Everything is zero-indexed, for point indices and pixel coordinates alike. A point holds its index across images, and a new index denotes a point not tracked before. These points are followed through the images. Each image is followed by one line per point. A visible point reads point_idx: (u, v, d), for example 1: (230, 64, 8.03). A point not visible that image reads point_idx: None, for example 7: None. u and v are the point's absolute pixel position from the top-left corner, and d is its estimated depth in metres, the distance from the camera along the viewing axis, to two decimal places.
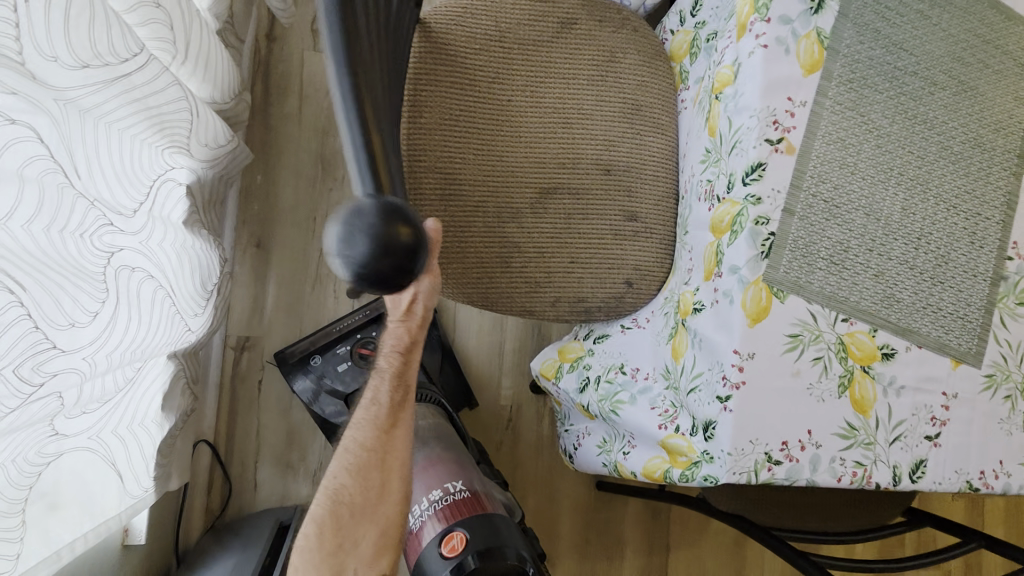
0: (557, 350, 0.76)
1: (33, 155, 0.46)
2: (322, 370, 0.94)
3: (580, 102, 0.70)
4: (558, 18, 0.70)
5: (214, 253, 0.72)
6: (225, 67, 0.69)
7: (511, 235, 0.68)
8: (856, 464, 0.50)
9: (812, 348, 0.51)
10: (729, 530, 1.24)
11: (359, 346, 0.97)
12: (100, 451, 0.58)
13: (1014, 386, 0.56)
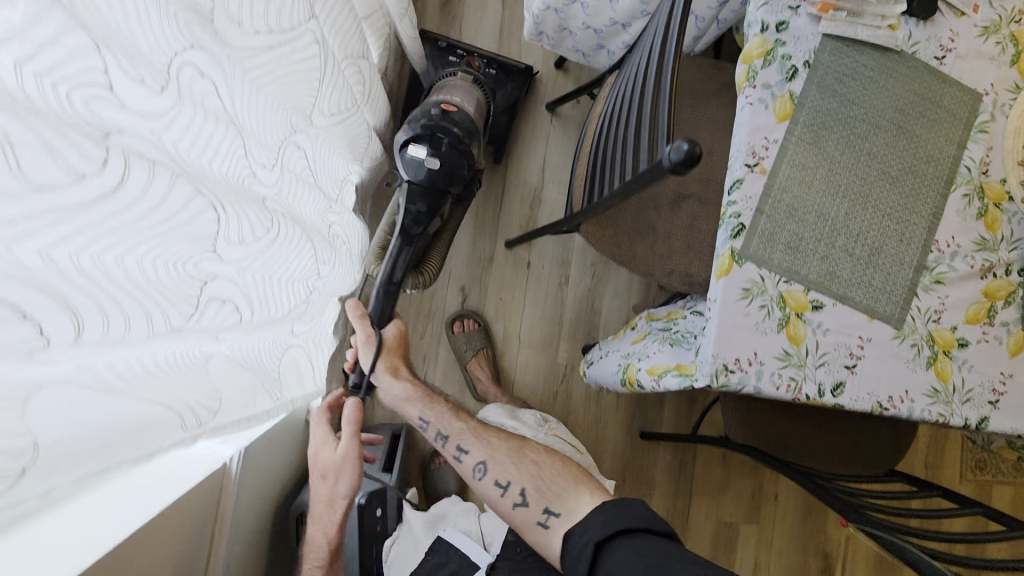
0: (666, 311, 1.10)
1: (298, 160, 0.77)
2: (433, 58, 1.24)
3: (715, 143, 1.04)
4: (720, 82, 1.05)
5: (361, 225, 1.08)
6: (379, 95, 1.04)
7: (652, 220, 1.04)
8: (790, 378, 0.77)
9: (759, 298, 0.77)
10: (746, 485, 1.48)
11: (465, 58, 1.25)
12: (303, 348, 0.91)
13: (920, 338, 0.81)
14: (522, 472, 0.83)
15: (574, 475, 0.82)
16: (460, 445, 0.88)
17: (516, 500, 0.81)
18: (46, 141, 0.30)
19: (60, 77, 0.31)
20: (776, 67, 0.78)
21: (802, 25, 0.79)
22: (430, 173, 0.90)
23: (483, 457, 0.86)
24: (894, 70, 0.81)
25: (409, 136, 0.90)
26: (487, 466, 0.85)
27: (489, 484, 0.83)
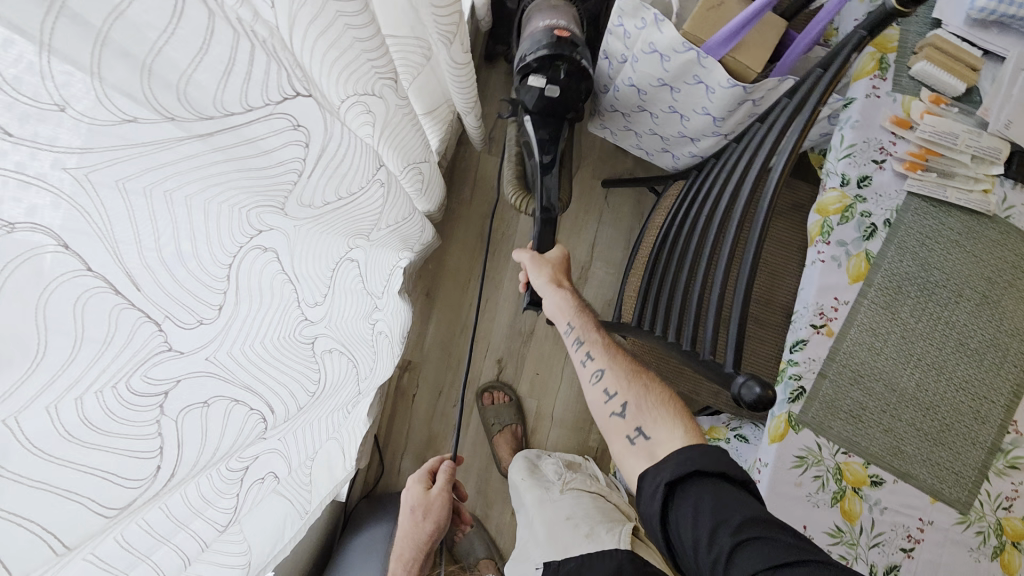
0: (707, 426, 1.07)
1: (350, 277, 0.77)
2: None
3: (777, 263, 1.00)
4: (789, 201, 1.01)
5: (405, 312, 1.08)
6: (436, 184, 1.04)
7: None
8: (840, 557, 0.72)
9: (814, 468, 0.73)
10: None
11: None
12: (337, 447, 0.92)
13: (987, 525, 0.74)
14: (637, 386, 0.65)
15: (682, 411, 0.62)
16: (588, 348, 0.71)
17: (616, 410, 0.64)
18: (100, 463, 0.30)
19: (123, 366, 0.32)
20: (854, 225, 0.75)
21: (887, 180, 0.75)
22: (551, 100, 0.90)
23: (606, 358, 0.69)
24: (983, 235, 0.76)
25: (530, 63, 0.87)
26: (602, 357, 0.69)
27: (598, 392, 0.67)
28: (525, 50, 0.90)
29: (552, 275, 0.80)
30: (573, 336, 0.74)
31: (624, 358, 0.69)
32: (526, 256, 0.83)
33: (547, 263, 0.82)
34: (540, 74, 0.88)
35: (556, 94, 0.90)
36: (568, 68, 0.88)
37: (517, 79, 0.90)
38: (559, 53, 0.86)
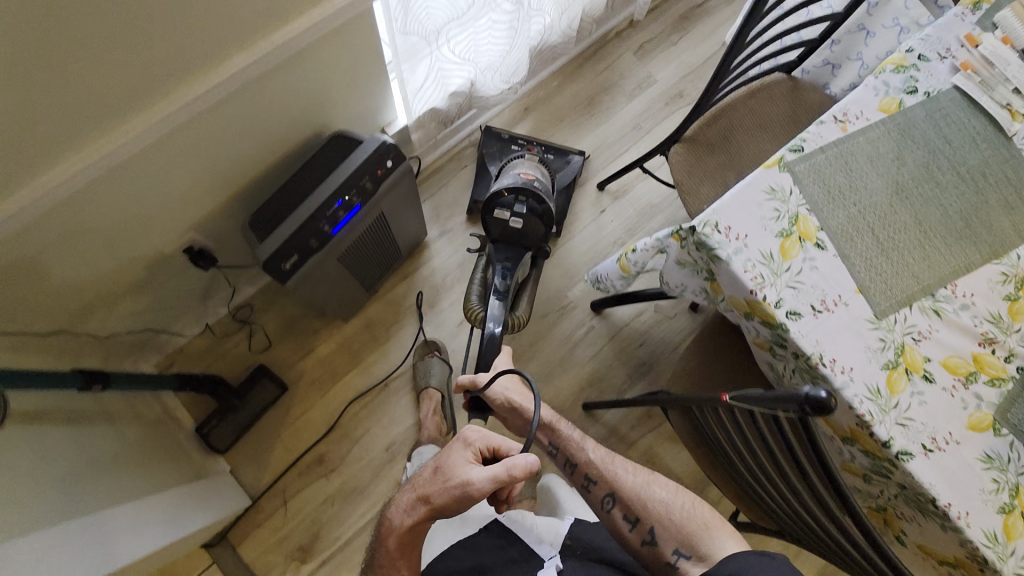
0: None
1: None
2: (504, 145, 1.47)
3: None
4: None
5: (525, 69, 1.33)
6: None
7: (727, 179, 1.14)
8: (759, 272, 0.82)
9: (778, 203, 0.84)
10: None
11: (524, 146, 1.47)
12: (434, 59, 1.15)
13: (892, 339, 0.81)
14: (650, 510, 0.82)
15: (711, 515, 0.80)
16: (590, 475, 0.89)
17: (644, 538, 0.80)
18: None
19: None
20: (900, 79, 0.92)
21: (941, 69, 0.93)
22: (512, 228, 1.16)
23: (613, 484, 0.86)
24: (996, 146, 0.90)
25: (498, 196, 1.14)
26: (602, 479, 0.87)
27: (619, 517, 0.84)
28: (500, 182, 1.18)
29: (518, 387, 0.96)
30: (572, 436, 0.93)
31: (623, 475, 0.86)
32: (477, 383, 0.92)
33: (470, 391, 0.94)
34: (504, 210, 1.14)
35: (519, 226, 1.15)
36: (526, 205, 1.15)
37: (487, 211, 1.15)
38: (522, 187, 1.13)
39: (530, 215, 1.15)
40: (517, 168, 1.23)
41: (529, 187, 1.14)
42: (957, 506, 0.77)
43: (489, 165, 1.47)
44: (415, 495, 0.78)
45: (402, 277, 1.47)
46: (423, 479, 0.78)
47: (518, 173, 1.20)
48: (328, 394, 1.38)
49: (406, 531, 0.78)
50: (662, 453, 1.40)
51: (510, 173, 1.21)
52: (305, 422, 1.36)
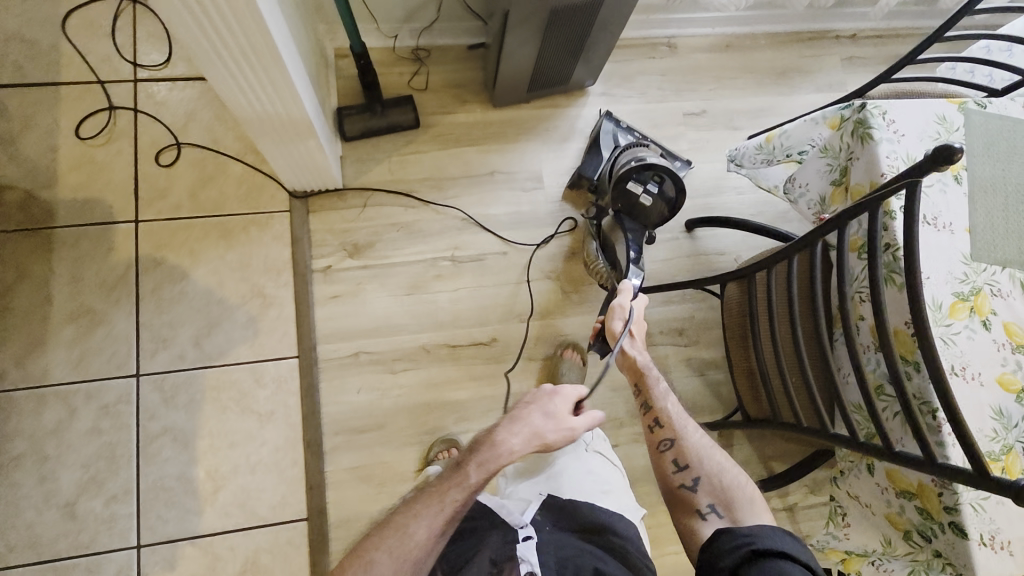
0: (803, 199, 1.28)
1: None
2: (615, 132, 1.45)
3: None
4: None
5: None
6: None
7: None
8: (898, 166, 0.91)
9: (941, 128, 0.93)
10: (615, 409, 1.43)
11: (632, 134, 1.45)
12: None
13: (973, 280, 0.88)
14: (704, 467, 0.90)
15: (752, 496, 0.87)
16: (658, 420, 0.96)
17: (686, 482, 0.89)
18: None
19: None
20: None
21: None
22: (638, 206, 1.14)
23: (678, 431, 0.94)
24: None
25: (631, 169, 1.12)
26: (670, 429, 0.94)
27: (670, 461, 0.92)
28: (635, 157, 1.17)
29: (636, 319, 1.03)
30: (660, 388, 0.98)
31: (689, 431, 0.94)
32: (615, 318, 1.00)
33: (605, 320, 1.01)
34: (638, 183, 1.13)
35: (648, 206, 1.14)
36: (659, 191, 1.14)
37: (619, 183, 1.14)
38: (659, 166, 1.12)
39: (660, 189, 1.14)
40: (646, 150, 1.21)
41: (665, 167, 1.12)
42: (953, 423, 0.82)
43: (603, 148, 1.44)
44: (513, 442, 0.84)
45: (552, 104, 1.59)
46: (535, 412, 0.84)
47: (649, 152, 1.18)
48: (444, 151, 1.51)
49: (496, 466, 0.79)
50: (671, 367, 1.47)
51: (643, 153, 1.19)
52: (415, 159, 1.49)
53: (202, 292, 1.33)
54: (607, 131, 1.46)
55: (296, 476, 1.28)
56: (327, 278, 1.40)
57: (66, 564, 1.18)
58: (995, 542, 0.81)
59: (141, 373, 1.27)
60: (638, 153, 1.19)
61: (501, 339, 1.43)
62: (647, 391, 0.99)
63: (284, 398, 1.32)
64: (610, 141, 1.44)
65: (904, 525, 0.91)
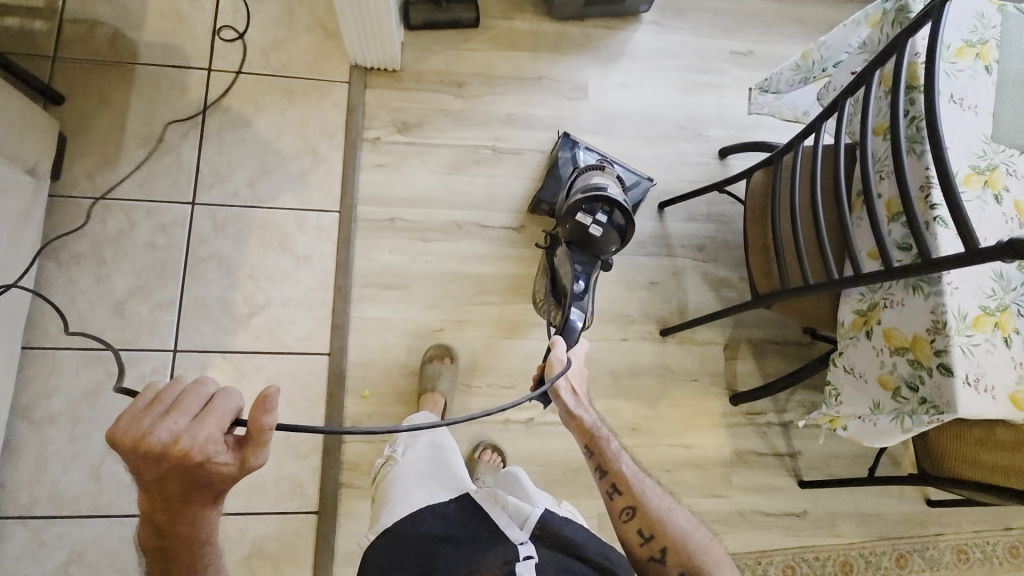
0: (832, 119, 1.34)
1: None
2: (578, 155, 1.47)
3: None
4: None
5: None
6: None
7: None
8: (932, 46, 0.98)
9: (979, 21, 1.00)
10: (632, 309, 1.47)
11: (600, 158, 1.47)
12: None
13: (989, 159, 0.96)
14: (667, 532, 0.93)
15: (720, 558, 0.92)
16: (616, 485, 0.99)
17: (654, 555, 0.93)
18: None
19: None
20: None
21: None
22: (589, 237, 1.19)
23: (637, 496, 0.97)
24: None
25: (580, 201, 1.19)
26: (631, 494, 0.97)
27: (633, 531, 0.95)
28: (590, 189, 1.22)
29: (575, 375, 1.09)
30: (612, 450, 1.03)
31: (648, 495, 0.98)
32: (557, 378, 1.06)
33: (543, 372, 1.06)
34: (587, 213, 1.18)
35: (597, 237, 1.19)
36: (607, 221, 1.19)
37: (569, 213, 1.19)
38: (607, 197, 1.18)
39: (610, 218, 1.19)
40: (602, 179, 1.26)
41: (612, 197, 1.18)
42: (955, 275, 0.88)
43: (561, 174, 1.46)
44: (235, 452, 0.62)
45: (605, 26, 1.67)
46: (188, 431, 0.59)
47: (606, 182, 1.22)
48: (498, 52, 1.60)
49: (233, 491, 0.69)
50: (686, 277, 1.51)
51: (599, 183, 1.25)
52: (471, 55, 1.59)
53: (262, 140, 1.42)
54: (577, 152, 1.47)
55: (324, 316, 1.36)
56: (375, 148, 1.47)
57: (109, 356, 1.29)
58: (979, 382, 0.86)
59: (197, 202, 1.36)
60: (594, 182, 1.25)
61: (530, 227, 1.48)
62: (601, 455, 1.03)
63: (321, 245, 1.39)
64: (578, 163, 1.46)
65: (893, 383, 0.95)
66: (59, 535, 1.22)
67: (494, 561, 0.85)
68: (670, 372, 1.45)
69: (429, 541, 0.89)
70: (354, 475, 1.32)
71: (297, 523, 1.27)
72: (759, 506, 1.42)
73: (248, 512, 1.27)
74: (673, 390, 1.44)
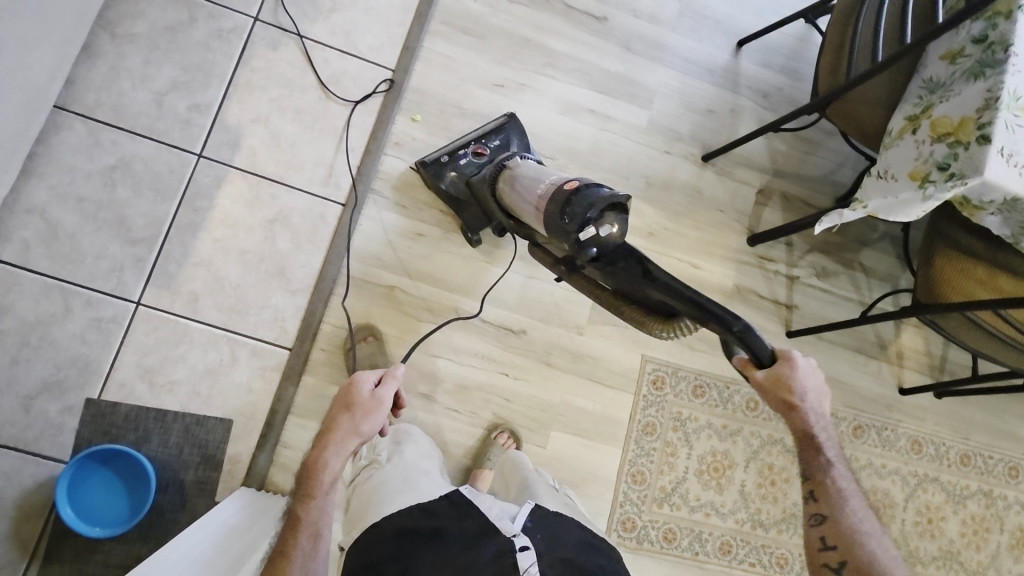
0: None
1: None
2: (460, 164, 1.32)
3: None
4: None
5: None
6: None
7: None
8: None
9: None
10: (680, 129, 1.51)
11: (479, 145, 1.33)
12: None
13: None
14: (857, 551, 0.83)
15: None
16: (818, 512, 0.89)
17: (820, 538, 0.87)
18: None
19: None
20: None
21: None
22: (614, 237, 0.94)
23: (831, 508, 0.88)
24: None
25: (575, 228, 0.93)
26: (824, 504, 0.88)
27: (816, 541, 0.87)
28: (576, 225, 0.93)
29: (813, 382, 0.86)
30: (823, 460, 0.90)
31: (862, 539, 0.85)
32: (791, 385, 0.85)
33: (768, 389, 0.87)
34: (593, 231, 0.92)
35: (608, 237, 0.93)
36: (598, 209, 0.92)
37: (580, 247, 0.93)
38: (579, 197, 0.94)
39: (605, 219, 0.93)
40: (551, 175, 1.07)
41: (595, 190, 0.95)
42: (1019, 57, 0.90)
43: (461, 198, 1.31)
44: (330, 487, 0.98)
45: None
46: (323, 491, 0.98)
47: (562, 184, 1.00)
48: None
49: (329, 484, 0.98)
50: (742, 117, 1.54)
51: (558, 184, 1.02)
52: None
53: None
54: (469, 171, 1.32)
55: (398, 35, 1.42)
56: None
57: (197, 3, 1.35)
58: (1011, 157, 0.88)
59: None
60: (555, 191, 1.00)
61: (610, 21, 1.51)
62: (806, 459, 0.90)
63: None
64: (467, 167, 1.32)
65: (922, 173, 0.98)
66: (115, 142, 1.28)
67: (488, 543, 0.87)
68: (700, 196, 1.50)
69: (423, 536, 0.90)
70: (385, 186, 1.37)
71: (324, 208, 1.34)
72: None
73: (283, 183, 1.33)
74: (694, 212, 1.49)
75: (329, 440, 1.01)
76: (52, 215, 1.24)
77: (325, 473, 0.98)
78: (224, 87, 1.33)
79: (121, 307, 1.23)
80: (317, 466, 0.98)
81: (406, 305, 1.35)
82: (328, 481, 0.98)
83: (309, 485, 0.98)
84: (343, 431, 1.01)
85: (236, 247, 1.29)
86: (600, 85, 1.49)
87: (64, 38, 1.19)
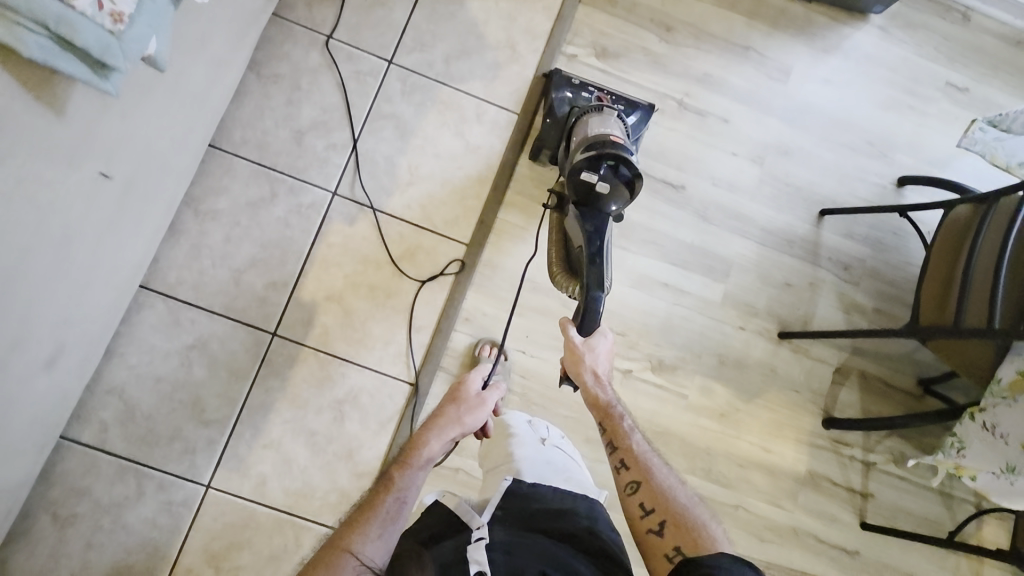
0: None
1: None
2: (578, 97, 1.32)
3: None
4: None
5: None
6: None
7: None
8: None
9: None
10: (757, 303, 1.46)
11: (603, 95, 1.32)
12: None
13: None
14: (669, 506, 0.89)
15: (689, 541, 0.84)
16: (626, 462, 0.96)
17: (653, 529, 0.88)
18: None
19: None
20: None
21: None
22: (595, 195, 1.10)
23: (644, 474, 0.93)
24: None
25: (581, 162, 1.11)
26: (634, 471, 0.94)
27: (636, 505, 0.91)
28: (588, 154, 1.11)
29: (602, 361, 1.06)
30: (624, 427, 1.00)
31: (657, 471, 0.94)
32: (584, 358, 1.04)
33: (570, 363, 1.06)
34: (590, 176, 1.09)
35: (602, 195, 1.10)
36: (613, 173, 1.11)
37: (573, 175, 1.11)
38: (610, 152, 1.10)
39: (605, 179, 1.10)
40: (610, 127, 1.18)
41: (621, 153, 1.10)
42: None
43: (554, 113, 1.32)
44: (422, 465, 0.96)
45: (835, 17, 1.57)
46: (418, 465, 0.95)
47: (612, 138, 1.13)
48: (717, 10, 1.53)
49: (426, 461, 0.96)
50: (821, 291, 1.48)
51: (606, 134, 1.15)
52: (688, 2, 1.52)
53: (468, 21, 1.43)
54: (578, 100, 1.32)
55: (473, 207, 1.39)
56: (568, 65, 1.46)
57: (278, 178, 1.33)
58: None
59: (394, 63, 1.40)
60: (597, 135, 1.15)
61: (687, 188, 1.47)
62: (613, 434, 0.99)
63: (492, 140, 1.41)
64: (580, 100, 1.32)
65: None
66: (192, 320, 1.28)
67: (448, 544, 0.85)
68: (775, 374, 1.44)
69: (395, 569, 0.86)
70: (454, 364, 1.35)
71: (393, 388, 1.32)
72: (815, 532, 1.41)
73: (354, 362, 1.32)
74: (768, 394, 1.44)
75: (433, 424, 1.01)
76: (130, 395, 1.25)
77: (423, 452, 0.96)
78: (301, 263, 1.32)
79: (191, 490, 1.24)
80: (418, 442, 0.98)
81: (469, 487, 1.32)
82: (425, 460, 0.96)
83: (399, 460, 0.96)
84: (451, 417, 1.02)
85: (306, 428, 1.29)
86: (676, 256, 1.44)
87: (151, 231, 1.20)
